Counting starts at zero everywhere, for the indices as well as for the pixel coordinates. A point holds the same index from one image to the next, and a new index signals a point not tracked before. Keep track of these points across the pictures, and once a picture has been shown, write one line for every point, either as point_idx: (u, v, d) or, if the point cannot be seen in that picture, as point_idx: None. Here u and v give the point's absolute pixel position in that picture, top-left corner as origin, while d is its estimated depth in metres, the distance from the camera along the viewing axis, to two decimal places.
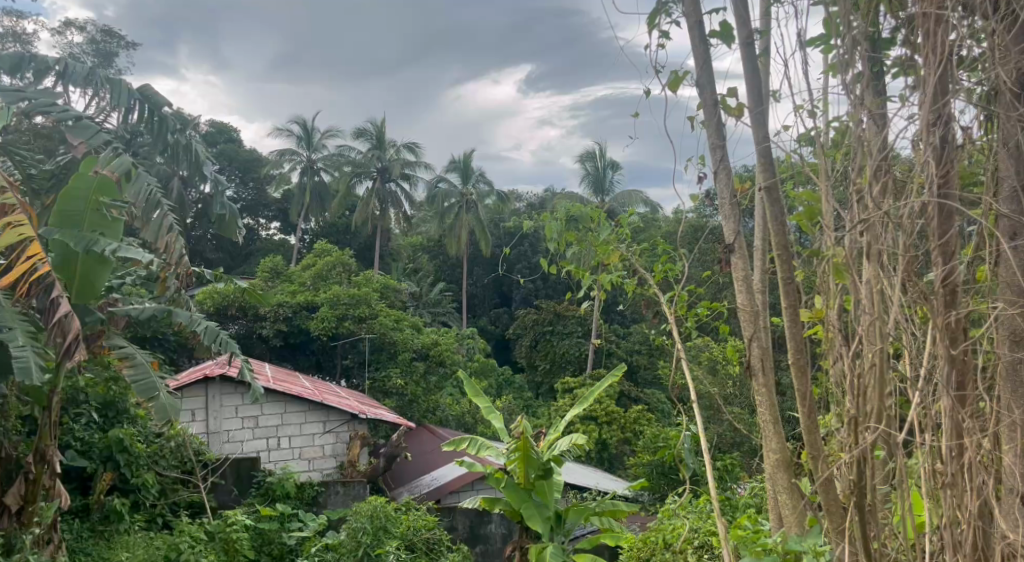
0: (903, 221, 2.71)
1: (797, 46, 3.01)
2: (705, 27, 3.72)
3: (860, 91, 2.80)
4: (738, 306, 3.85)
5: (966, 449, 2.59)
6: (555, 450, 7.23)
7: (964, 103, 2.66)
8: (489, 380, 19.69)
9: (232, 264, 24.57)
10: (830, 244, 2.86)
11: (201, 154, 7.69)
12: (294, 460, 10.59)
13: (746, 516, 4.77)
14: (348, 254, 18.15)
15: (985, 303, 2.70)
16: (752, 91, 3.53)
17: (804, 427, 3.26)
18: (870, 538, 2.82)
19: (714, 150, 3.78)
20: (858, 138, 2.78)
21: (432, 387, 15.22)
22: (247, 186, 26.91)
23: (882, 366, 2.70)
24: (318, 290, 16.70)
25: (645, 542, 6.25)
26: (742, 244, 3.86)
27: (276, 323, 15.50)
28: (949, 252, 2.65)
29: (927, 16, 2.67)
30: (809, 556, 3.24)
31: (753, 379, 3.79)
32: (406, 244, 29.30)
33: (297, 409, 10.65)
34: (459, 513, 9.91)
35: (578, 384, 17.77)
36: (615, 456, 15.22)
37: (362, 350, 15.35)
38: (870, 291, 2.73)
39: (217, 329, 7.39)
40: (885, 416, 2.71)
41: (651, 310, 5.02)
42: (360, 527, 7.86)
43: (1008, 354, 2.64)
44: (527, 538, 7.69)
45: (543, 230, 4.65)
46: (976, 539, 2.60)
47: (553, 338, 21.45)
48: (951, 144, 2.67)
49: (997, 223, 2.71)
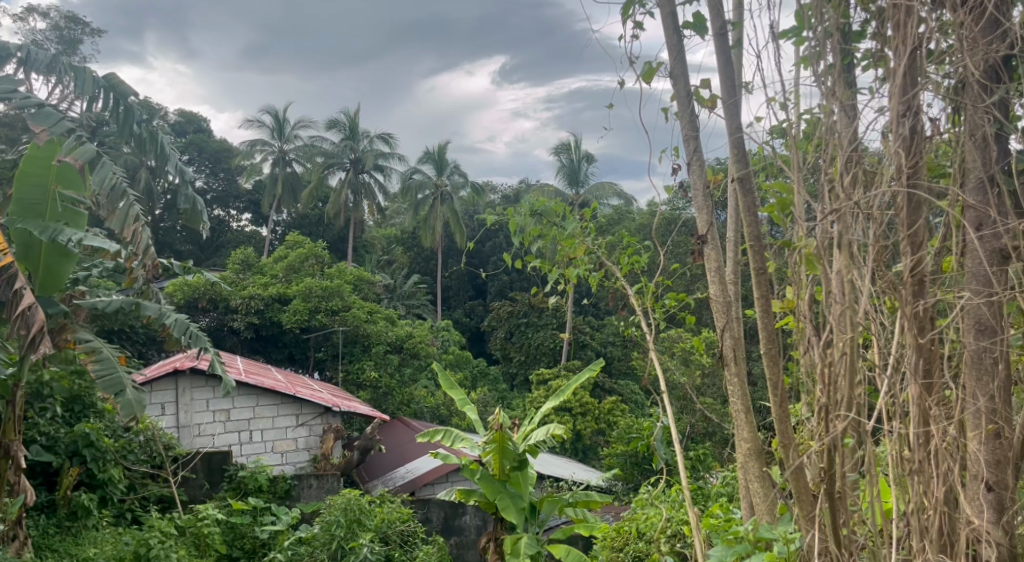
0: (873, 212, 2.73)
1: (768, 38, 3.02)
2: (678, 18, 3.72)
3: (831, 83, 2.81)
4: (710, 296, 3.87)
5: (932, 436, 2.62)
6: (530, 441, 7.23)
7: (932, 95, 2.69)
8: (464, 371, 19.71)
9: (203, 256, 24.36)
10: (801, 235, 2.88)
11: (168, 146, 7.61)
12: (267, 454, 10.52)
13: (716, 505, 5.01)
14: (320, 245, 18.04)
15: (952, 293, 2.72)
16: (725, 82, 3.54)
17: (775, 416, 3.26)
18: (840, 524, 2.83)
19: (688, 141, 3.78)
20: (829, 130, 2.81)
21: (405, 380, 15.24)
22: (217, 176, 26.65)
23: (852, 355, 2.72)
24: (290, 282, 16.59)
25: (619, 531, 6.28)
26: (715, 236, 3.86)
27: (247, 315, 15.25)
28: (917, 242, 2.68)
29: (897, 8, 2.69)
30: (779, 544, 3.29)
31: (725, 369, 3.81)
32: (380, 237, 29.25)
33: (269, 402, 10.59)
34: (434, 505, 9.88)
35: (552, 376, 17.86)
36: (589, 446, 15.31)
37: (335, 343, 15.30)
38: (841, 281, 2.74)
39: (187, 322, 7.33)
40: (855, 404, 2.74)
41: (620, 302, 5.04)
42: (334, 520, 7.87)
43: (974, 342, 2.66)
44: (502, 529, 7.71)
45: (509, 225, 4.64)
46: (942, 525, 2.61)
47: (528, 330, 21.52)
48: (920, 135, 2.69)
49: (964, 214, 2.73)
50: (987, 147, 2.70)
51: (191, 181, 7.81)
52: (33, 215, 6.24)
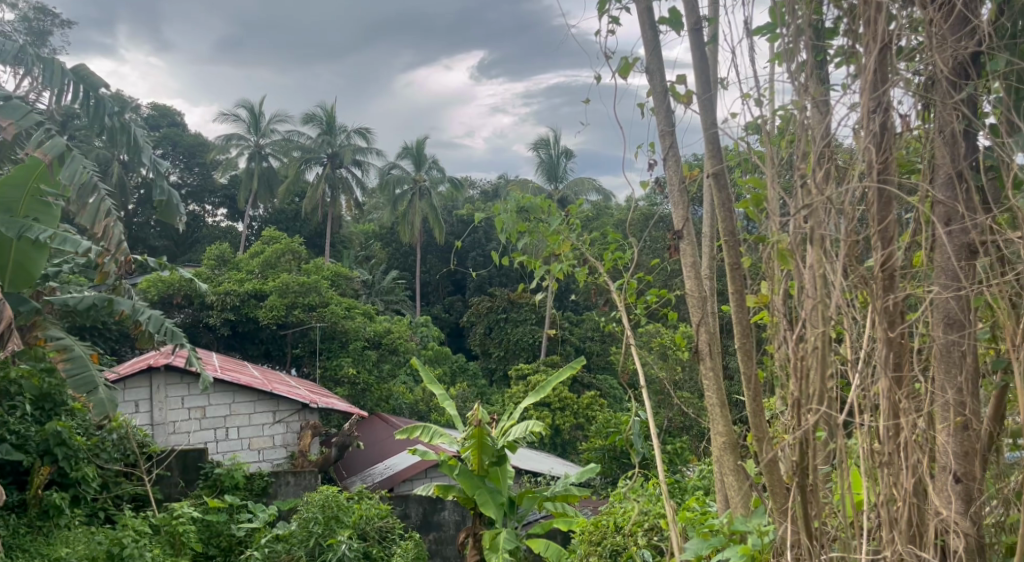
0: (844, 207, 2.76)
1: (743, 33, 3.03)
2: (654, 13, 3.74)
3: (804, 79, 2.84)
4: (686, 291, 3.90)
5: (902, 429, 2.64)
6: (509, 437, 7.24)
7: (902, 92, 2.71)
8: (443, 367, 19.73)
9: (178, 252, 24.19)
10: (774, 231, 2.91)
11: (140, 139, 7.55)
12: (243, 451, 10.49)
13: (693, 498, 5.06)
14: (297, 241, 17.97)
15: (921, 287, 2.75)
16: (700, 77, 3.56)
17: (749, 410, 3.29)
18: (811, 516, 2.86)
19: (664, 137, 3.80)
20: (802, 126, 2.84)
21: (384, 376, 15.23)
22: (192, 171, 26.41)
23: (824, 350, 2.75)
24: (266, 278, 16.49)
25: (596, 525, 6.30)
26: (691, 231, 3.89)
27: (223, 312, 15.16)
28: (888, 237, 2.71)
29: (868, 4, 2.71)
30: (753, 535, 3.33)
31: (701, 363, 3.85)
32: (358, 232, 29.18)
33: (246, 400, 10.55)
34: (412, 501, 9.89)
35: (531, 371, 17.92)
36: (567, 441, 15.37)
37: (313, 339, 15.26)
38: (814, 275, 2.77)
39: (163, 319, 7.28)
40: (827, 398, 2.77)
41: (601, 297, 5.06)
42: (312, 517, 7.87)
43: (944, 336, 2.70)
44: (481, 524, 7.73)
45: (494, 222, 4.66)
46: (911, 516, 2.64)
47: (508, 326, 21.56)
48: (890, 132, 2.72)
49: (933, 209, 2.76)
50: (955, 144, 2.73)
51: (166, 174, 7.75)
52: (5, 212, 6.19)
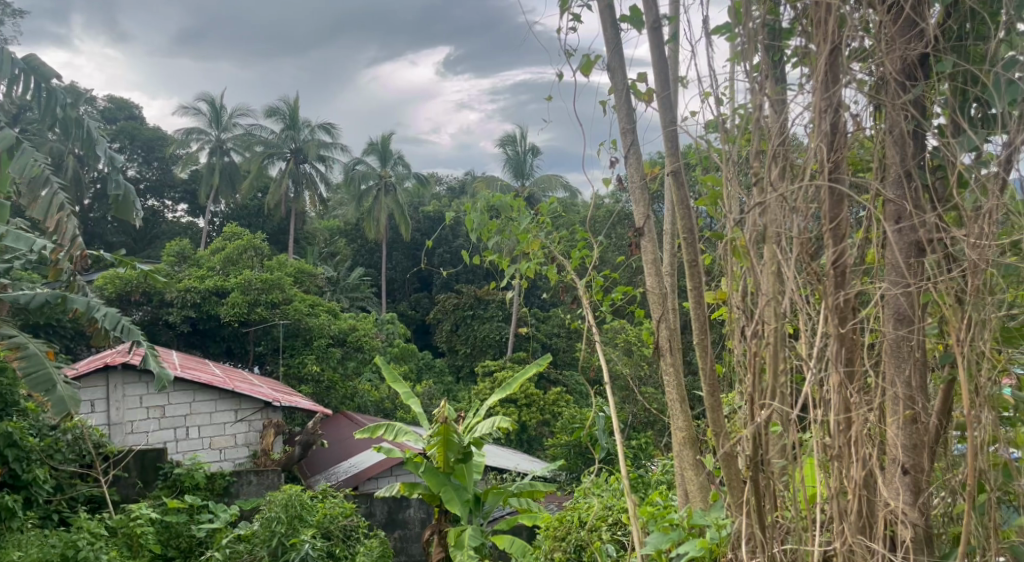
0: (798, 205, 2.81)
1: (701, 32, 3.04)
2: (615, 11, 3.77)
3: (761, 80, 2.89)
4: (646, 288, 3.94)
5: (853, 423, 2.69)
6: (475, 433, 7.24)
7: (854, 93, 2.76)
8: (408, 364, 19.72)
9: (136, 247, 23.91)
10: (732, 228, 2.95)
11: (93, 130, 7.46)
12: (204, 450, 10.42)
13: (656, 493, 5.09)
14: (259, 237, 17.84)
15: (872, 285, 2.80)
16: (658, 76, 3.60)
17: (707, 406, 3.33)
18: (766, 510, 2.90)
19: (625, 134, 3.83)
20: (759, 124, 2.88)
21: (349, 374, 15.23)
22: (151, 165, 26.01)
23: (777, 345, 2.80)
24: (227, 275, 16.32)
25: (561, 521, 6.32)
26: (652, 228, 3.93)
27: (184, 309, 14.96)
28: (840, 235, 2.78)
29: (819, 6, 2.76)
30: (711, 529, 3.38)
31: (661, 359, 3.90)
32: (322, 228, 29.04)
33: (207, 398, 10.46)
34: (377, 500, 9.87)
35: (498, 368, 17.97)
36: (533, 437, 15.43)
37: (276, 337, 15.17)
38: (766, 272, 2.82)
39: (119, 316, 7.25)
40: (779, 392, 2.82)
41: (568, 295, 5.10)
42: (274, 516, 7.80)
43: (893, 331, 2.76)
44: (446, 521, 7.74)
45: (464, 220, 4.68)
46: (861, 508, 2.69)
47: (474, 322, 21.56)
48: (841, 131, 2.76)
49: (884, 208, 2.82)
50: (906, 145, 2.78)
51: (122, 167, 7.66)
52: None
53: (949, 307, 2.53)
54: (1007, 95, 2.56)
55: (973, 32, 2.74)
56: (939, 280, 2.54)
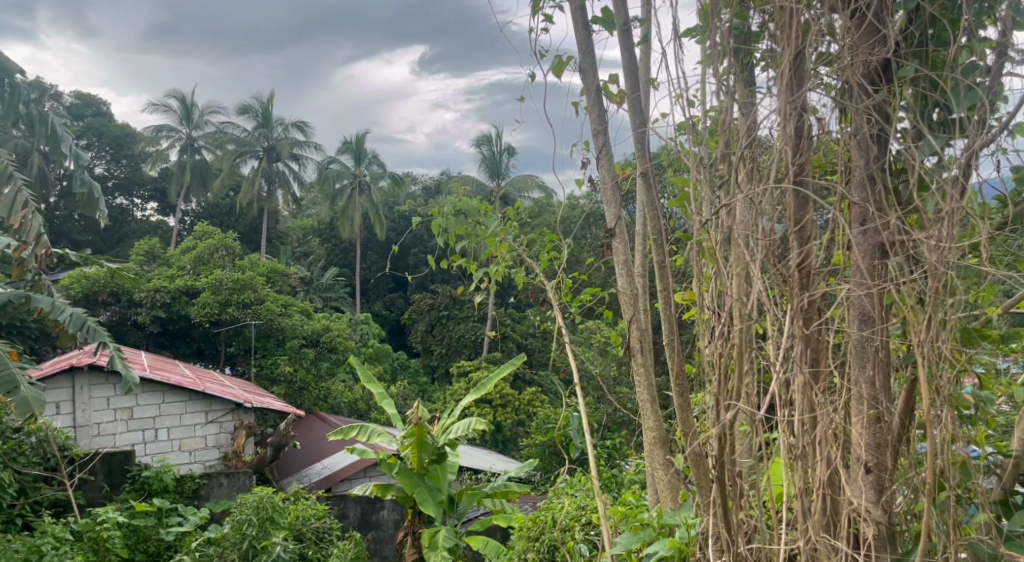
0: (764, 208, 2.83)
1: (670, 34, 3.06)
2: (587, 13, 3.79)
3: (731, 82, 2.91)
4: (617, 289, 3.96)
5: (818, 423, 2.72)
6: (450, 434, 7.23)
7: (819, 96, 2.80)
8: (382, 365, 19.68)
9: (104, 246, 23.62)
10: (701, 229, 2.97)
11: (57, 126, 7.40)
12: (173, 452, 10.34)
13: (629, 492, 5.11)
14: (230, 236, 17.70)
15: (838, 286, 2.84)
16: (629, 76, 3.62)
17: (676, 406, 3.35)
18: (732, 508, 2.93)
19: (597, 136, 3.85)
20: (727, 127, 2.90)
21: (322, 375, 15.17)
22: (119, 163, 25.68)
23: (743, 345, 2.84)
24: (198, 274, 16.18)
25: (534, 521, 6.32)
26: (623, 229, 3.96)
27: (153, 309, 14.82)
28: (805, 237, 2.81)
29: (784, 10, 2.79)
30: (681, 528, 3.40)
31: (632, 359, 3.92)
32: (295, 228, 28.87)
33: (177, 400, 10.37)
34: (350, 501, 9.84)
35: (473, 368, 17.96)
36: (509, 438, 15.44)
37: (248, 337, 15.05)
38: (733, 273, 2.85)
39: (85, 317, 7.18)
40: (745, 392, 2.85)
41: (538, 297, 5.11)
42: (245, 519, 7.75)
43: (858, 332, 2.80)
44: (419, 523, 7.73)
45: (432, 224, 4.68)
46: (826, 507, 2.72)
47: (449, 322, 21.51)
48: (806, 134, 2.79)
49: (850, 210, 2.85)
50: (871, 148, 2.81)
51: (88, 164, 7.59)
52: None
53: (911, 307, 2.57)
54: (966, 100, 2.60)
55: (935, 37, 2.78)
56: (901, 282, 2.57)
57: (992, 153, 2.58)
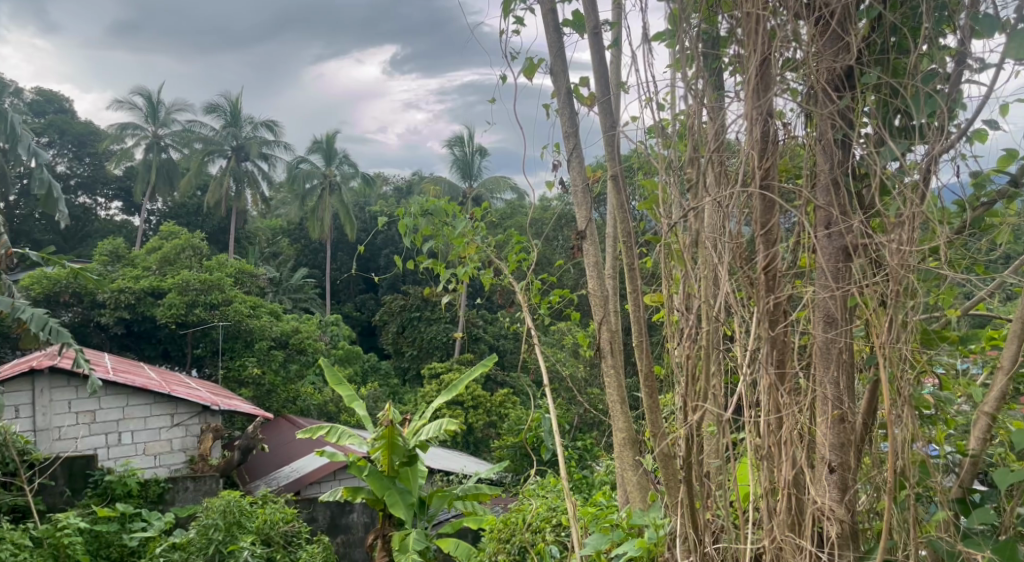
0: (732, 211, 2.87)
1: (641, 38, 3.08)
2: (557, 16, 3.81)
3: (700, 86, 2.94)
4: (588, 291, 3.99)
5: (784, 423, 2.76)
6: (420, 436, 7.23)
7: (785, 101, 2.84)
8: (353, 367, 19.63)
9: (66, 246, 23.31)
10: (671, 231, 3.00)
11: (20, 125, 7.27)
12: (138, 456, 10.23)
13: (599, 493, 5.15)
14: (197, 236, 17.59)
15: (804, 289, 2.88)
16: (600, 80, 3.64)
17: (646, 406, 3.37)
18: (699, 507, 2.96)
19: (568, 138, 3.87)
20: (696, 130, 2.94)
21: (291, 377, 15.15)
22: (82, 161, 25.33)
23: (710, 347, 2.87)
24: (164, 275, 16.06)
25: (505, 523, 6.33)
26: (594, 231, 3.99)
27: (117, 310, 14.67)
28: (771, 240, 2.85)
29: (750, 16, 2.83)
30: (649, 528, 3.43)
31: (602, 361, 3.94)
32: (264, 228, 28.68)
33: (141, 402, 10.27)
34: (320, 505, 9.79)
35: (445, 369, 17.96)
36: (480, 439, 15.47)
37: (215, 339, 14.94)
38: (700, 275, 2.89)
39: (46, 316, 7.09)
40: (711, 393, 2.89)
41: (507, 299, 5.13)
42: (212, 523, 7.69)
43: (823, 333, 2.84)
44: (389, 525, 7.71)
45: (398, 225, 4.68)
46: (790, 507, 2.76)
47: (420, 324, 21.49)
48: (772, 138, 2.84)
49: (815, 213, 2.89)
50: (837, 153, 2.85)
51: (48, 164, 7.51)
52: None
53: (875, 309, 2.61)
54: (926, 108, 2.67)
55: (897, 46, 2.85)
56: (864, 284, 2.62)
57: (951, 159, 2.64)
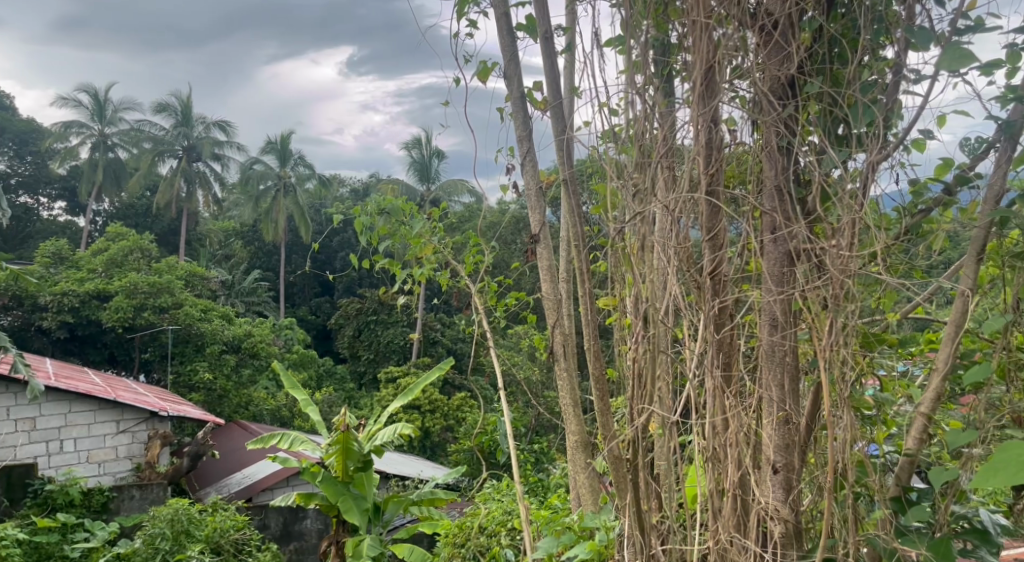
0: (680, 215, 2.91)
1: (592, 44, 3.10)
2: (511, 20, 3.83)
3: (652, 93, 2.98)
4: (542, 293, 4.02)
5: (730, 425, 2.80)
6: (376, 441, 7.19)
7: (730, 108, 2.89)
8: (308, 371, 19.47)
9: (8, 247, 22.81)
10: (622, 234, 3.03)
11: None
12: (80, 465, 10.04)
13: (555, 496, 5.18)
14: (145, 238, 17.31)
15: (751, 292, 2.92)
16: (551, 85, 3.66)
17: (597, 409, 3.39)
18: (647, 511, 2.99)
19: (521, 142, 3.88)
20: (646, 136, 2.97)
21: (243, 382, 14.99)
22: (24, 160, 24.78)
23: (656, 349, 2.91)
24: (110, 278, 15.78)
25: (461, 527, 6.33)
26: (547, 235, 4.01)
27: (60, 314, 14.37)
28: (717, 245, 2.90)
29: (697, 25, 2.87)
30: (599, 531, 3.46)
31: (556, 364, 3.97)
32: (216, 230, 28.32)
33: (85, 409, 10.09)
34: (272, 511, 9.71)
35: (402, 374, 17.91)
36: (437, 443, 15.42)
37: (164, 343, 14.72)
38: (648, 279, 2.92)
39: None
40: (658, 396, 2.92)
41: (463, 301, 5.13)
42: (158, 532, 7.63)
43: (768, 336, 2.89)
44: (343, 532, 7.65)
45: (354, 224, 4.67)
46: (735, 507, 2.79)
47: (377, 328, 21.37)
48: (717, 144, 2.88)
49: (761, 218, 2.93)
50: (782, 159, 2.90)
51: None
52: None
53: (817, 314, 2.66)
54: (865, 118, 2.73)
55: (838, 56, 2.91)
56: (806, 288, 2.67)
57: (890, 167, 2.71)
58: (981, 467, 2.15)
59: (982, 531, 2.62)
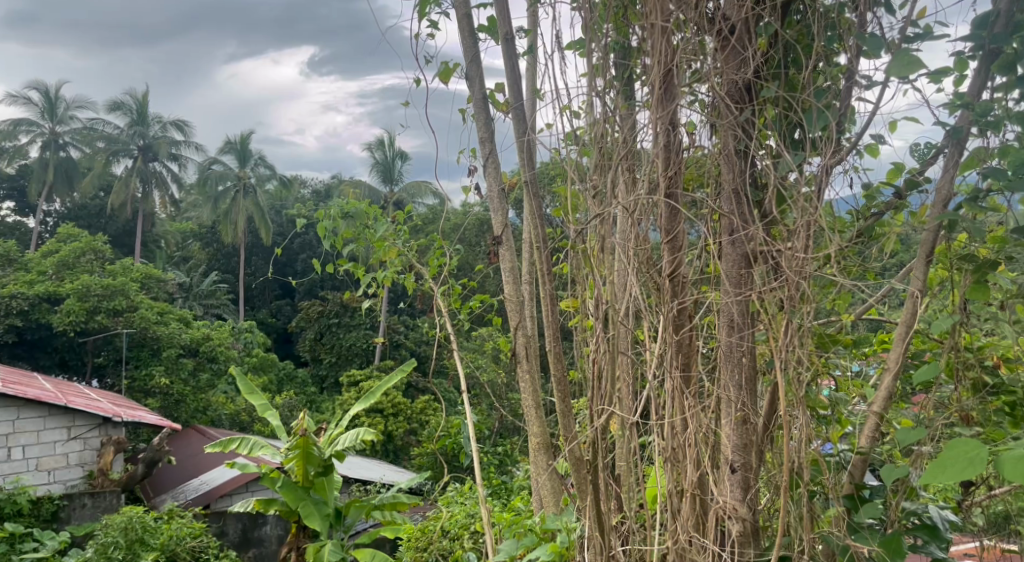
0: (640, 216, 2.93)
1: (554, 46, 3.12)
2: (472, 20, 3.83)
3: (612, 97, 3.01)
4: (503, 294, 4.03)
5: (689, 425, 2.82)
6: (337, 446, 7.14)
7: (688, 111, 2.92)
8: (267, 375, 19.26)
9: None
10: (583, 236, 3.05)
11: None
12: (29, 472, 9.81)
13: (517, 498, 5.18)
14: (99, 239, 17.02)
15: (709, 294, 2.96)
16: (513, 87, 3.68)
17: (559, 410, 3.40)
18: (607, 511, 3.01)
19: (483, 143, 3.89)
20: (607, 138, 2.99)
21: (201, 386, 14.79)
22: None
23: (615, 349, 2.94)
24: (62, 280, 15.51)
25: (424, 531, 6.31)
26: (509, 236, 4.03)
27: (9, 317, 14.22)
28: (675, 246, 2.93)
29: (655, 28, 2.89)
30: (562, 532, 3.48)
31: (518, 366, 3.97)
32: (174, 231, 27.96)
33: (34, 414, 9.87)
34: (230, 517, 9.62)
35: (364, 377, 17.79)
36: (400, 447, 15.31)
37: (117, 347, 14.48)
38: (608, 280, 2.94)
39: None
40: (617, 397, 2.94)
41: (426, 304, 5.11)
42: (111, 541, 7.46)
43: (727, 337, 2.93)
44: (304, 537, 7.61)
45: (318, 227, 4.65)
46: (693, 506, 2.82)
47: (338, 331, 21.22)
48: (677, 146, 2.91)
49: (719, 220, 2.97)
50: (740, 161, 2.93)
51: None
52: None
53: (774, 314, 2.69)
54: (819, 122, 2.79)
55: (793, 62, 2.98)
56: (762, 289, 2.71)
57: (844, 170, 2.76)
58: (929, 464, 2.19)
59: (931, 526, 2.67)
